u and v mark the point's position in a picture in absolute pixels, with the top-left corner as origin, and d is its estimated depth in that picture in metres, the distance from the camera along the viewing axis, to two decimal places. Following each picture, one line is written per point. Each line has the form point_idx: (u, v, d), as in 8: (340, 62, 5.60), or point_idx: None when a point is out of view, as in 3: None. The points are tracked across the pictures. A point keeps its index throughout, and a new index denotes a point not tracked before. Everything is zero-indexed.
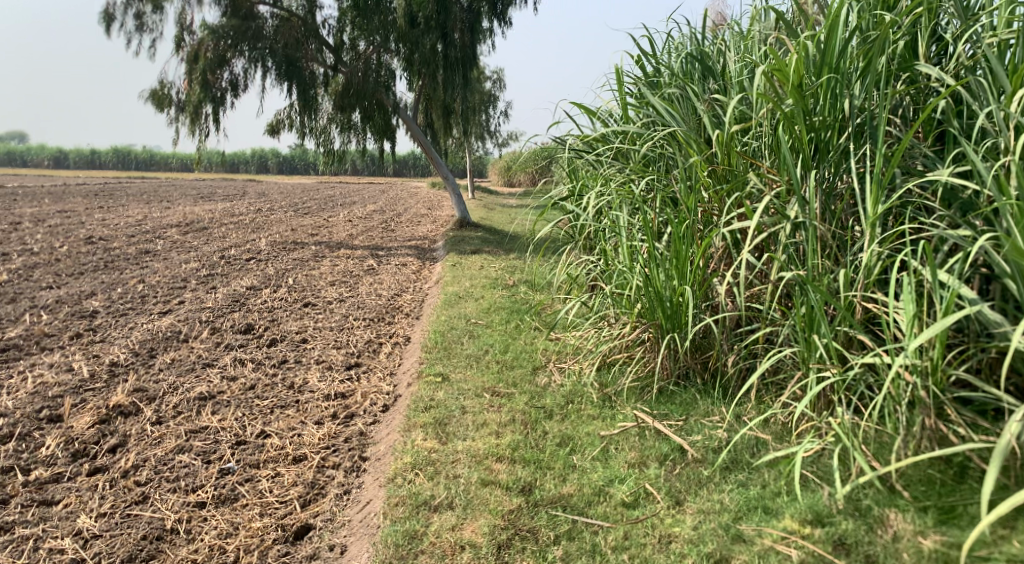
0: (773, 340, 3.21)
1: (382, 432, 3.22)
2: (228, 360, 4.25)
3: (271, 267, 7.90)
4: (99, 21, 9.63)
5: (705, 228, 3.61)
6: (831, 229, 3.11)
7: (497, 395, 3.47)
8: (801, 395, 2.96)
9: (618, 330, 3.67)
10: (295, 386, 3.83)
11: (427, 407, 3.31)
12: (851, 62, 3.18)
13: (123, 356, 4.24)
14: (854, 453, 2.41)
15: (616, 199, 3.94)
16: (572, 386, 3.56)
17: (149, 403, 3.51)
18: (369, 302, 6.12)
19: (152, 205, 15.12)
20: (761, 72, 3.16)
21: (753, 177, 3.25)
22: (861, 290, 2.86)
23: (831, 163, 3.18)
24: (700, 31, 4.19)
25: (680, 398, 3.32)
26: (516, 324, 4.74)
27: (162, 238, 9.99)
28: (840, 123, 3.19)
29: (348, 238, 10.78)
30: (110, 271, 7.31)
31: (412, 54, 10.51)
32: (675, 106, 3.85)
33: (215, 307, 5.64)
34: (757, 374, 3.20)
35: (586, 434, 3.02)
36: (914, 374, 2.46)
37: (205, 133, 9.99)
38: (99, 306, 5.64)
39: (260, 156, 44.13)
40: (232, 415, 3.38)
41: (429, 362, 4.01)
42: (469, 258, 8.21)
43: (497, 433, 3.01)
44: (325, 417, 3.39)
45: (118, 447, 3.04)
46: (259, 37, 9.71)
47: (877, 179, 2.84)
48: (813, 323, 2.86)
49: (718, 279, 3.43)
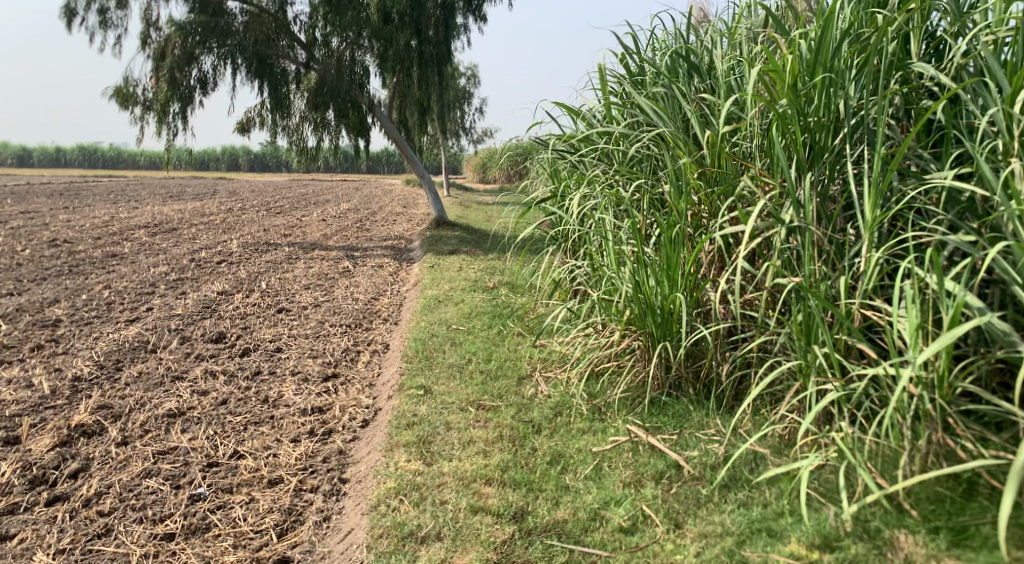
0: (768, 348, 3.11)
1: (362, 450, 3.06)
2: (198, 372, 4.04)
3: (243, 270, 7.66)
4: (60, 15, 9.28)
5: (695, 233, 3.48)
6: (828, 233, 3.01)
7: (483, 408, 3.32)
8: (799, 408, 2.87)
9: (606, 338, 3.55)
10: (270, 400, 3.64)
11: (409, 423, 3.15)
12: (846, 61, 3.08)
13: (87, 369, 4.01)
14: (860, 470, 2.33)
15: (602, 202, 3.81)
16: (560, 397, 3.43)
17: (115, 421, 3.30)
18: (346, 306, 5.93)
19: (119, 204, 14.68)
20: (755, 71, 3.04)
21: (747, 180, 3.13)
22: (861, 297, 2.77)
23: (826, 166, 3.08)
24: (686, 27, 4.05)
25: (673, 409, 3.20)
26: (499, 330, 4.59)
27: (129, 240, 9.67)
28: (835, 124, 3.09)
29: (322, 238, 10.55)
30: (74, 276, 7.03)
31: (386, 50, 10.24)
32: (662, 106, 3.72)
33: (185, 315, 5.41)
34: (751, 384, 3.09)
35: (578, 451, 2.90)
36: (921, 387, 2.37)
37: (174, 132, 9.70)
38: (63, 313, 5.39)
39: (231, 154, 43.43)
40: (203, 433, 3.20)
41: (411, 373, 3.84)
42: (447, 259, 8.03)
43: (485, 452, 2.87)
44: (302, 435, 3.22)
45: (80, 472, 2.85)
46: (228, 34, 9.43)
47: (876, 183, 2.76)
48: (812, 333, 2.76)
49: (711, 286, 3.32)
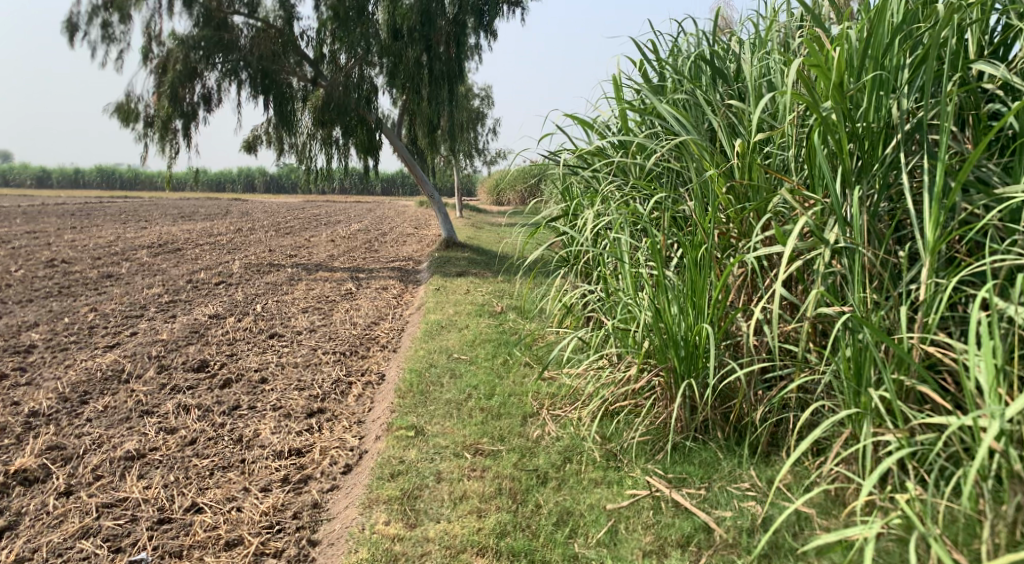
0: (810, 388, 2.70)
1: (340, 503, 2.67)
2: (170, 406, 3.65)
3: (240, 292, 7.31)
4: (62, 30, 9.10)
5: (723, 255, 3.06)
6: (879, 256, 2.59)
7: (480, 454, 2.90)
8: (851, 460, 2.45)
9: (622, 373, 3.13)
10: (243, 440, 3.24)
11: (394, 474, 2.75)
12: (900, 59, 2.67)
13: (47, 403, 3.64)
14: (934, 541, 1.91)
15: (617, 219, 3.39)
16: (569, 439, 3.01)
17: (64, 464, 2.95)
18: (342, 332, 5.54)
19: (127, 224, 14.54)
20: (794, 69, 2.64)
21: (784, 193, 2.70)
22: (921, 332, 2.36)
23: (878, 177, 2.64)
24: (709, 29, 3.69)
25: (700, 456, 2.77)
26: (503, 360, 4.18)
27: (128, 260, 9.38)
28: (888, 131, 2.67)
29: (327, 259, 10.22)
30: (62, 298, 6.70)
31: (396, 68, 10.01)
32: (683, 114, 3.31)
33: (169, 340, 5.05)
34: (792, 429, 2.67)
35: (589, 507, 2.50)
36: (1006, 442, 1.96)
37: (176, 150, 9.46)
38: (39, 339, 5.04)
39: (247, 175, 43.77)
40: (161, 481, 2.82)
41: (402, 411, 3.41)
42: (454, 281, 7.64)
43: (479, 512, 2.46)
44: (274, 482, 2.84)
45: (8, 532, 2.49)
46: (233, 48, 9.17)
47: (936, 199, 2.34)
48: (864, 372, 2.37)
49: (743, 317, 2.90)
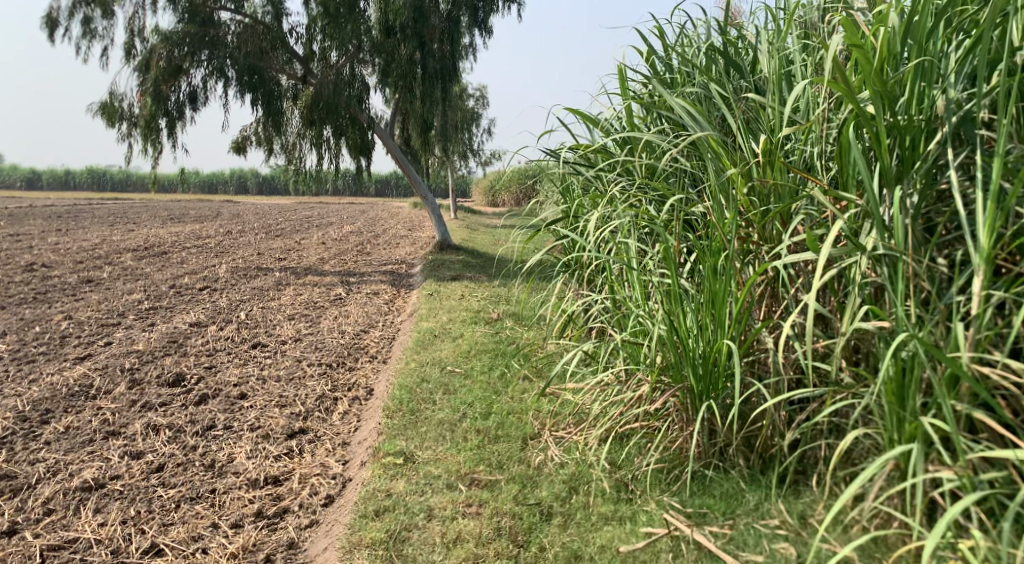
0: (844, 411, 2.42)
1: (319, 544, 2.38)
2: (138, 426, 3.35)
3: (224, 298, 6.99)
4: (43, 26, 8.78)
5: (744, 262, 2.77)
6: (924, 264, 2.30)
7: (476, 485, 2.61)
8: (896, 496, 2.16)
9: (633, 391, 2.84)
10: (215, 466, 2.95)
11: (381, 510, 2.46)
12: (945, 47, 2.38)
13: (3, 424, 3.34)
14: None
15: (625, 223, 3.09)
16: (575, 467, 2.72)
17: (12, 498, 2.67)
18: (329, 340, 5.24)
19: (113, 226, 14.18)
20: (828, 55, 2.33)
21: (815, 194, 2.41)
22: (975, 350, 2.07)
23: (919, 177, 2.35)
24: (722, 19, 3.41)
25: (721, 486, 2.49)
26: (500, 374, 3.89)
27: (111, 265, 9.04)
28: (931, 124, 2.38)
29: (318, 262, 9.91)
30: (36, 306, 6.37)
31: (387, 65, 9.69)
32: (697, 108, 3.01)
33: (145, 351, 4.74)
34: (825, 458, 2.38)
35: (599, 548, 2.23)
36: None
37: (160, 151, 9.15)
38: (5, 351, 4.72)
39: (240, 176, 43.37)
40: (119, 516, 2.54)
41: (389, 434, 3.11)
42: (448, 286, 7.35)
43: (474, 558, 2.18)
44: (246, 517, 2.54)
45: None
46: (219, 46, 8.85)
47: (994, 198, 2.05)
48: (909, 397, 2.09)
49: (767, 332, 2.60)
